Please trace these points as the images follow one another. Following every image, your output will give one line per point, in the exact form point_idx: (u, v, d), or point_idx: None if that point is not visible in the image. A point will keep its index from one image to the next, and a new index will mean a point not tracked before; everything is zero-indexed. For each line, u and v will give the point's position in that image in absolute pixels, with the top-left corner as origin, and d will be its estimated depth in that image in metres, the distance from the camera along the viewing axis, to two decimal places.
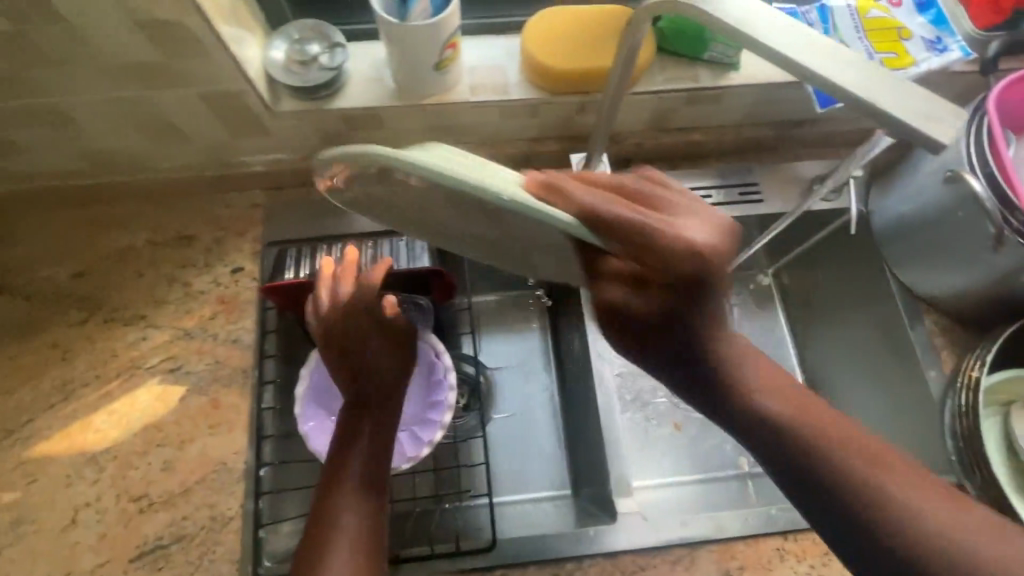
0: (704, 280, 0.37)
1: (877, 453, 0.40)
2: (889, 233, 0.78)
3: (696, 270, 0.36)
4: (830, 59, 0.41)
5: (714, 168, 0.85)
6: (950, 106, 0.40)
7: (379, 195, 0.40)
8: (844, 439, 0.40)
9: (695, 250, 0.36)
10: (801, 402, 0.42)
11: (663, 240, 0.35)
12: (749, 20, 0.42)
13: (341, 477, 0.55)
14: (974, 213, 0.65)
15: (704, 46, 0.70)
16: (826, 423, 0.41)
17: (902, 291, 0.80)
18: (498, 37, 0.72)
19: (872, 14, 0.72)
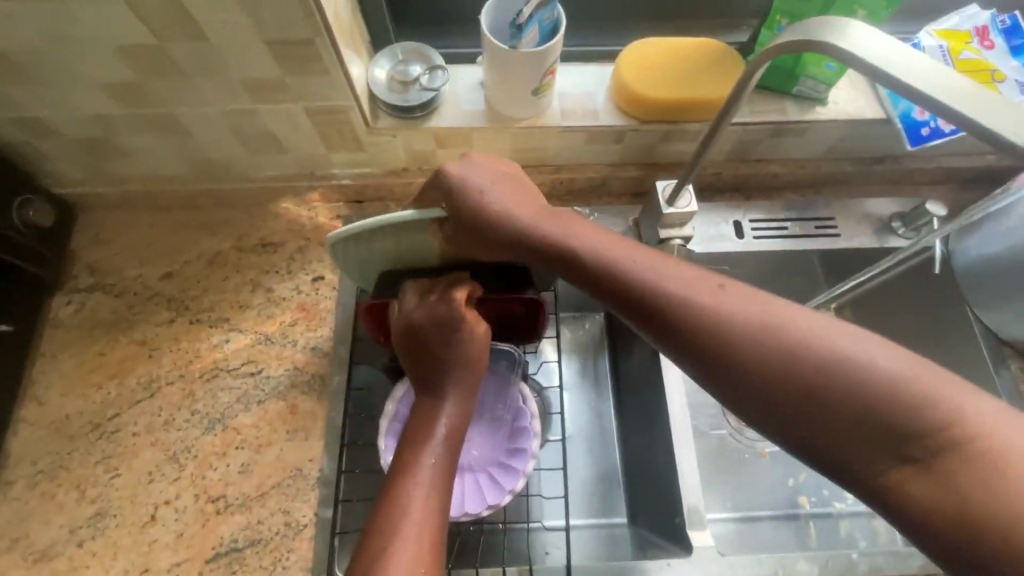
0: (467, 181, 0.59)
1: (766, 312, 0.44)
2: (976, 275, 0.77)
3: (480, 179, 0.60)
4: (973, 98, 0.40)
5: (790, 200, 0.84)
6: None
7: (366, 260, 0.65)
8: (734, 312, 0.45)
9: (447, 172, 0.60)
10: (688, 285, 0.48)
11: (442, 175, 0.60)
12: (886, 57, 0.42)
13: (406, 477, 0.54)
14: None
15: (796, 81, 0.71)
16: (722, 306, 0.45)
17: (984, 332, 0.78)
18: (590, 64, 0.74)
19: (964, 56, 0.72)
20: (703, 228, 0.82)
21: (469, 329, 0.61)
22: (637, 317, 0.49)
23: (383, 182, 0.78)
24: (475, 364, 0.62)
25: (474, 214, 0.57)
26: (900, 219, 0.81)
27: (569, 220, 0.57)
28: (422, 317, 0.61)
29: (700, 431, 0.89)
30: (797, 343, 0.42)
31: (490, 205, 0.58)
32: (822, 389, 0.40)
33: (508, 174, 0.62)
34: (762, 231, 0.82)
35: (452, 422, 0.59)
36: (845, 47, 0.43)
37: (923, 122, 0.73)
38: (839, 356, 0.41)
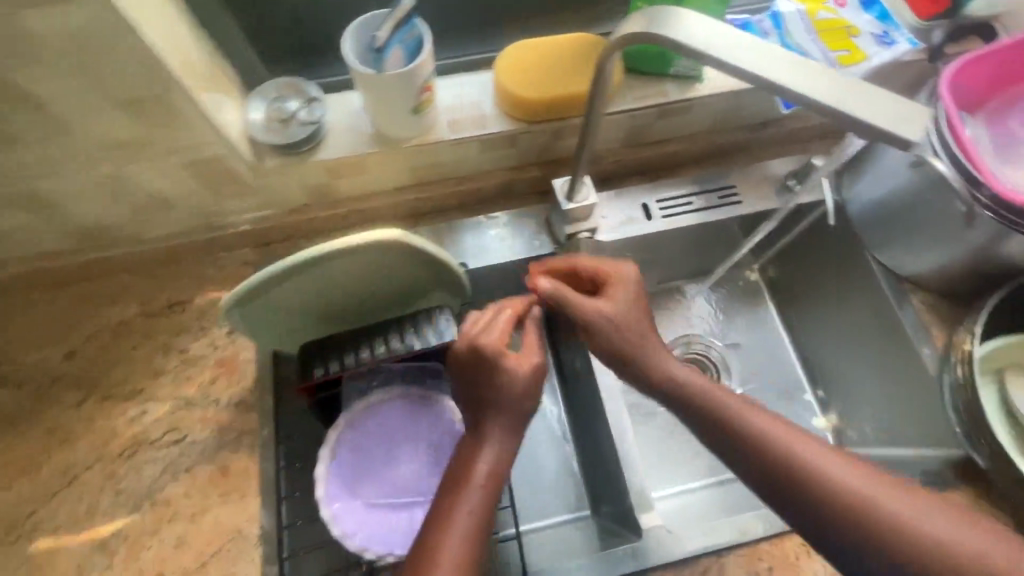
0: (631, 292, 0.64)
1: (842, 464, 0.51)
2: (868, 220, 0.81)
3: (625, 292, 0.64)
4: (801, 70, 0.43)
5: (692, 175, 0.87)
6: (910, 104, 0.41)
7: (267, 313, 0.66)
8: (805, 455, 0.52)
9: (620, 277, 0.65)
10: (773, 432, 0.53)
11: (618, 272, 0.65)
12: (705, 41, 0.44)
13: (445, 523, 0.54)
14: (941, 194, 0.69)
15: (669, 63, 0.74)
16: (801, 451, 0.52)
17: (886, 273, 0.81)
18: (470, 73, 0.74)
19: (821, 16, 0.76)
20: (612, 213, 0.83)
21: (524, 364, 0.61)
22: (716, 438, 0.56)
23: (286, 222, 0.76)
24: (522, 400, 0.61)
25: (626, 330, 0.62)
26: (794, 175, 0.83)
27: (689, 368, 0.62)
28: (490, 338, 0.61)
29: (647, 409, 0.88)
30: (849, 487, 0.49)
31: (640, 327, 0.63)
32: (881, 530, 0.47)
33: (643, 293, 0.65)
34: (670, 209, 0.84)
35: (492, 471, 0.58)
36: (682, 36, 0.44)
37: None
38: (900, 515, 0.47)
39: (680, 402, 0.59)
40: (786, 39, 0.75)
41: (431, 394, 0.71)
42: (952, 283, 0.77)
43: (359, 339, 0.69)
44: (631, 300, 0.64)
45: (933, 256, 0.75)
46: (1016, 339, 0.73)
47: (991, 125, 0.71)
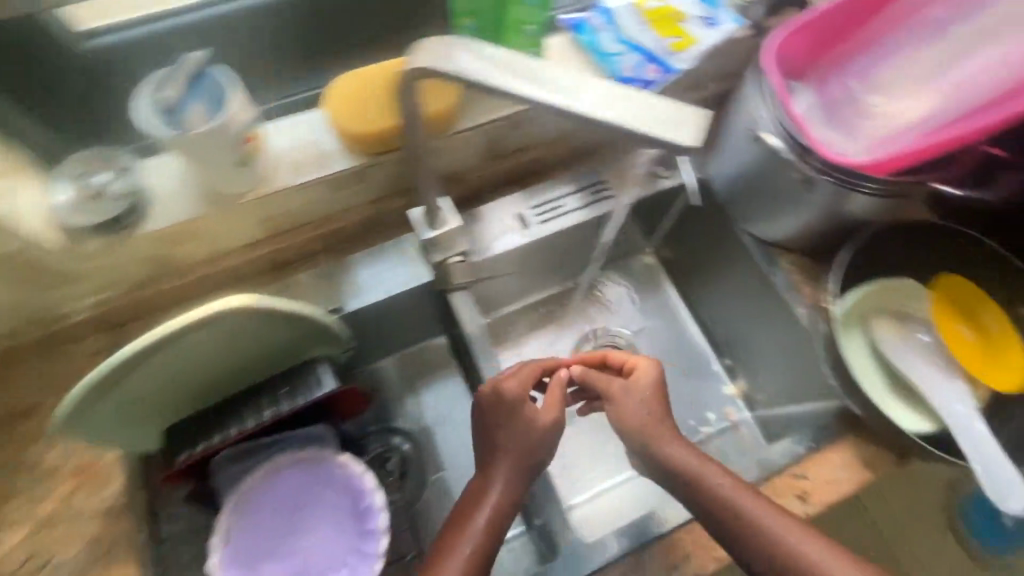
0: (656, 381, 0.73)
1: (805, 539, 0.58)
2: (730, 195, 0.83)
3: (646, 380, 0.72)
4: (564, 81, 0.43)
5: (562, 177, 0.87)
6: (689, 108, 0.42)
7: (117, 418, 0.59)
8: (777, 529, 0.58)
9: (644, 368, 0.73)
10: (756, 509, 0.60)
11: (643, 362, 0.74)
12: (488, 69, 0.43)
13: (443, 561, 0.60)
14: (779, 164, 0.72)
15: None
16: (773, 525, 0.59)
17: (757, 242, 0.84)
18: (300, 114, 0.70)
19: (649, 6, 0.76)
20: (489, 229, 0.82)
21: (545, 416, 0.69)
22: (692, 503, 0.63)
23: (131, 301, 0.70)
24: (535, 449, 0.67)
25: (650, 410, 0.70)
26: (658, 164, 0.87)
27: (699, 453, 0.66)
28: (515, 386, 0.69)
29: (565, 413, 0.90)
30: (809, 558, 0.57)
31: (662, 410, 0.71)
32: None
33: (664, 384, 0.73)
34: (544, 215, 0.84)
35: (494, 514, 0.63)
36: (446, 66, 0.44)
37: (632, 77, 0.73)
38: None
39: (667, 473, 0.66)
40: (619, 33, 0.74)
41: (325, 453, 0.67)
42: (811, 243, 0.81)
43: (227, 417, 0.65)
44: (656, 389, 0.72)
45: (789, 222, 0.78)
46: (874, 286, 0.78)
47: (819, 88, 0.73)
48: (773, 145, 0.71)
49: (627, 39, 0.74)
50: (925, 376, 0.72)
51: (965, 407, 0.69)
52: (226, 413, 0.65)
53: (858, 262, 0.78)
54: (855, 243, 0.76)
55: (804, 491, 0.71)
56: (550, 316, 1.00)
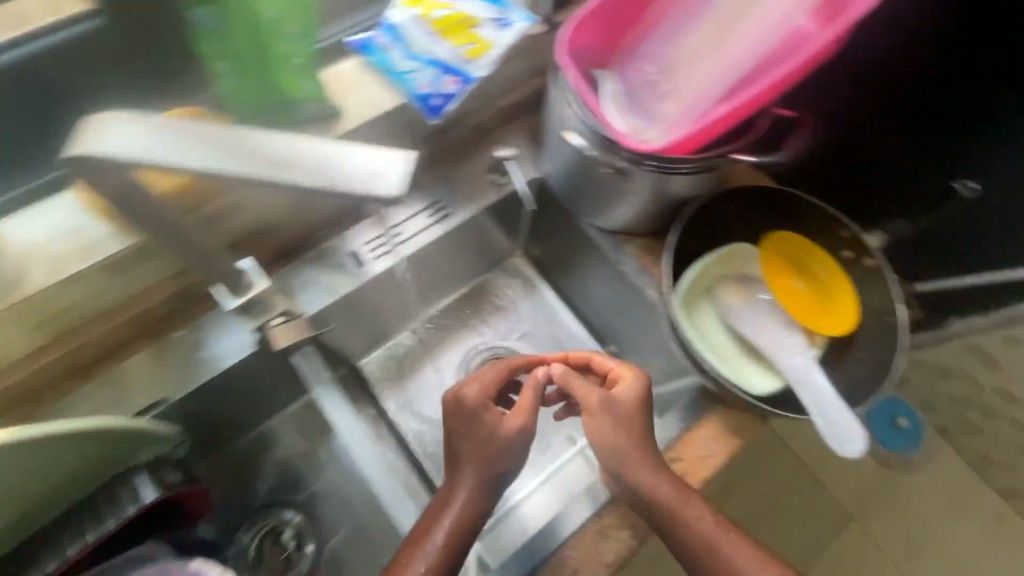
0: (639, 393, 0.67)
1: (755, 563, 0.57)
2: (565, 193, 0.82)
3: (629, 392, 0.67)
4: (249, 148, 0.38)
5: (394, 203, 0.83)
6: (390, 151, 0.38)
7: None
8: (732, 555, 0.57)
9: (629, 377, 0.68)
10: (721, 538, 0.58)
11: (626, 370, 0.69)
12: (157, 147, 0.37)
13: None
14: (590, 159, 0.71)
15: (294, 109, 0.65)
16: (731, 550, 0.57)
17: (601, 233, 0.83)
18: (49, 201, 0.61)
19: (436, 15, 0.71)
20: (324, 276, 0.77)
21: (511, 420, 0.65)
22: (662, 529, 0.60)
23: None
24: (496, 459, 0.62)
25: (627, 419, 0.65)
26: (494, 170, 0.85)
27: (676, 483, 0.62)
28: (476, 391, 0.67)
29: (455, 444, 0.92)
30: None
31: (643, 421, 0.66)
32: None
33: (648, 400, 0.67)
34: (382, 248, 0.80)
35: (451, 532, 0.58)
36: (105, 151, 0.37)
37: (430, 93, 0.69)
38: None
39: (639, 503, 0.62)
40: (408, 49, 0.70)
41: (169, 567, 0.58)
42: (652, 225, 0.81)
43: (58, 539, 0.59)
44: (641, 400, 0.67)
45: (625, 210, 0.78)
46: (712, 258, 0.78)
47: (621, 74, 0.73)
48: (574, 142, 0.71)
49: (416, 54, 0.70)
50: (771, 338, 0.75)
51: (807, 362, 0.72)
52: (59, 532, 0.60)
53: (691, 238, 0.79)
54: (682, 220, 0.77)
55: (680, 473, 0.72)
56: (431, 343, 1.00)
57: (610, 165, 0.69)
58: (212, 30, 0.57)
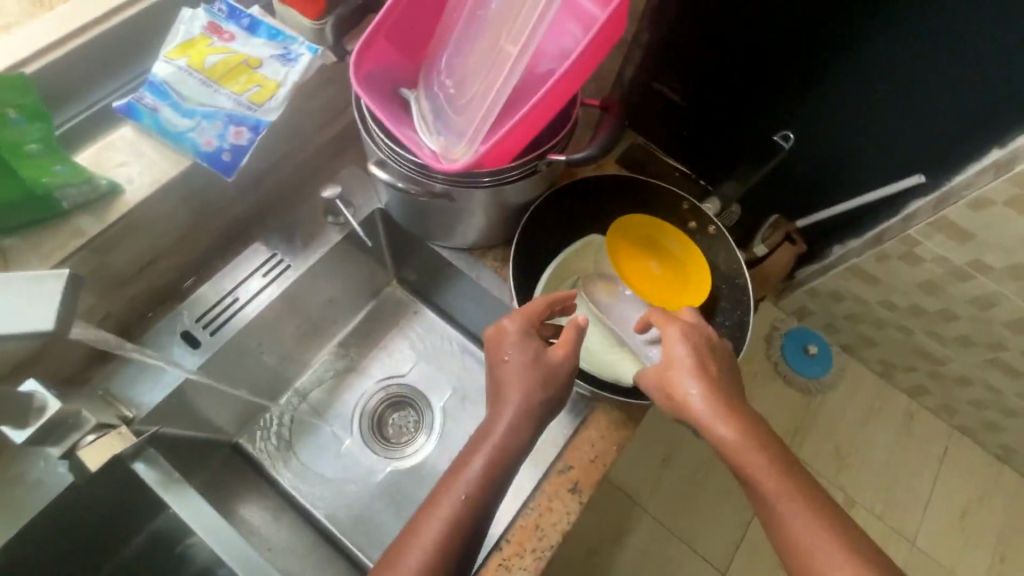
0: (690, 342, 0.63)
1: (796, 501, 0.56)
2: (406, 220, 0.78)
3: (679, 343, 0.63)
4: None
5: (223, 267, 0.77)
6: (52, 278, 0.36)
7: None
8: (776, 491, 0.56)
9: (682, 326, 0.65)
10: (773, 472, 0.57)
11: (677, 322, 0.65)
12: None
13: (438, 498, 0.57)
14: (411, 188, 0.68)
15: (51, 202, 0.57)
16: (776, 481, 0.57)
17: (453, 251, 0.81)
18: None
19: (210, 61, 0.65)
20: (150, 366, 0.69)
21: (557, 350, 0.63)
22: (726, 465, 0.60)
23: None
24: (532, 395, 0.61)
25: (677, 372, 0.62)
26: (331, 212, 0.80)
27: (744, 428, 0.59)
28: (523, 322, 0.65)
29: (362, 497, 0.87)
30: (793, 517, 0.55)
31: (699, 368, 0.62)
32: (801, 541, 0.54)
33: (698, 347, 0.63)
34: (216, 319, 0.73)
35: (493, 459, 0.58)
36: None
37: (217, 149, 0.63)
38: (820, 542, 0.53)
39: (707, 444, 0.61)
40: (183, 105, 0.63)
41: None
42: (501, 236, 0.79)
43: None
44: (696, 347, 0.63)
45: (466, 231, 0.76)
46: (563, 257, 0.77)
47: (427, 91, 0.68)
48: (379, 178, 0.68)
49: (194, 109, 0.63)
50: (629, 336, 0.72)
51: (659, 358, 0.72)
52: None
53: (536, 241, 0.78)
54: (523, 227, 0.76)
55: (575, 480, 0.70)
56: (319, 397, 0.93)
57: (429, 191, 0.67)
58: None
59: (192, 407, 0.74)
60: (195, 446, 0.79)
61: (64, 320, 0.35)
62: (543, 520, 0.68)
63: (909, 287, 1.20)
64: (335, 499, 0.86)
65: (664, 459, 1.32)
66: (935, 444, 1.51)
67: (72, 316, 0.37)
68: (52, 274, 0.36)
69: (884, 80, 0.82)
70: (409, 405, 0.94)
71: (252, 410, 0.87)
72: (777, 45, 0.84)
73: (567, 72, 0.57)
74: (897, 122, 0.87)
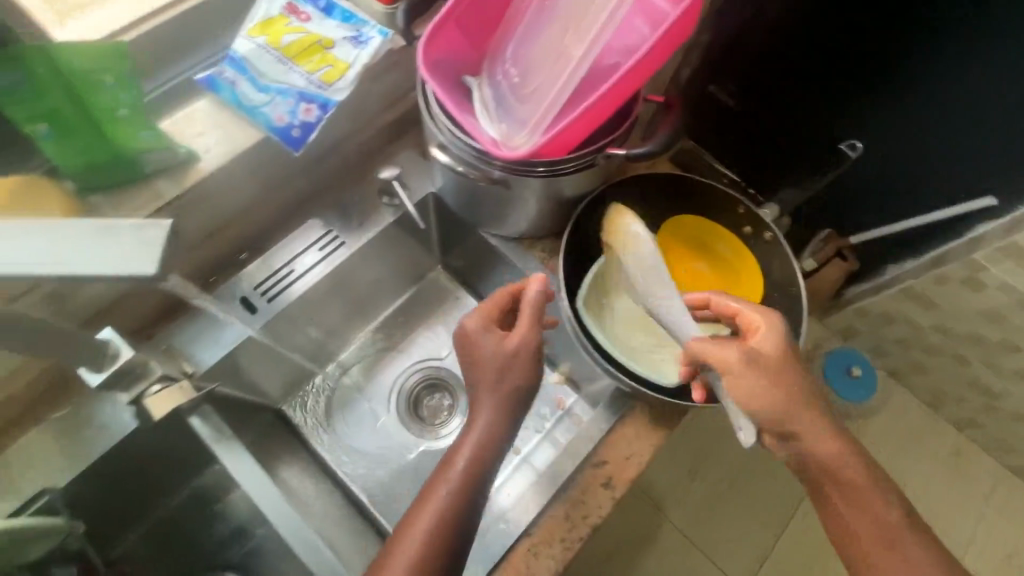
0: (783, 344, 0.59)
1: (879, 500, 0.58)
2: (459, 206, 0.79)
3: (774, 348, 0.59)
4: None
5: (283, 239, 0.80)
6: (154, 226, 0.37)
7: None
8: (860, 490, 0.58)
9: (773, 325, 0.60)
10: (856, 476, 0.59)
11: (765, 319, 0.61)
12: None
13: (423, 499, 0.59)
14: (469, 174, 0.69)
15: (138, 164, 0.61)
16: (862, 485, 0.58)
17: (502, 240, 0.81)
18: None
19: (286, 40, 0.68)
20: (211, 328, 0.73)
21: (514, 337, 0.64)
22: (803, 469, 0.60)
23: None
24: (501, 381, 0.63)
25: (781, 379, 0.57)
26: (387, 193, 0.82)
27: (833, 434, 0.59)
28: (485, 317, 0.66)
29: (395, 473, 0.89)
30: (875, 516, 0.57)
31: (797, 375, 0.59)
32: (878, 537, 0.57)
33: (788, 347, 0.60)
34: (274, 288, 0.77)
35: (474, 459, 0.60)
36: None
37: (288, 124, 0.65)
38: (895, 538, 0.57)
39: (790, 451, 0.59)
40: (259, 81, 0.66)
41: None
42: (551, 228, 0.79)
43: None
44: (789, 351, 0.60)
45: (517, 220, 0.76)
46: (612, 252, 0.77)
47: (489, 79, 0.68)
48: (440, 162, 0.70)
49: (269, 85, 0.66)
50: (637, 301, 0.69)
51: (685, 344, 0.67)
52: None
53: (587, 234, 0.78)
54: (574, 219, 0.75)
55: (609, 476, 0.70)
56: (360, 373, 0.96)
57: (486, 176, 0.67)
58: (16, 89, 0.50)
59: (243, 371, 0.78)
60: (245, 408, 0.83)
61: (162, 267, 0.36)
62: (575, 512, 0.68)
63: (971, 315, 1.14)
64: (370, 472, 0.89)
65: (694, 467, 1.30)
66: (985, 481, 1.43)
67: (168, 263, 0.37)
68: (152, 223, 0.37)
69: (963, 94, 0.78)
70: (444, 389, 0.96)
71: (296, 380, 0.91)
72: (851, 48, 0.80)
73: (634, 67, 0.57)
74: (974, 139, 0.82)
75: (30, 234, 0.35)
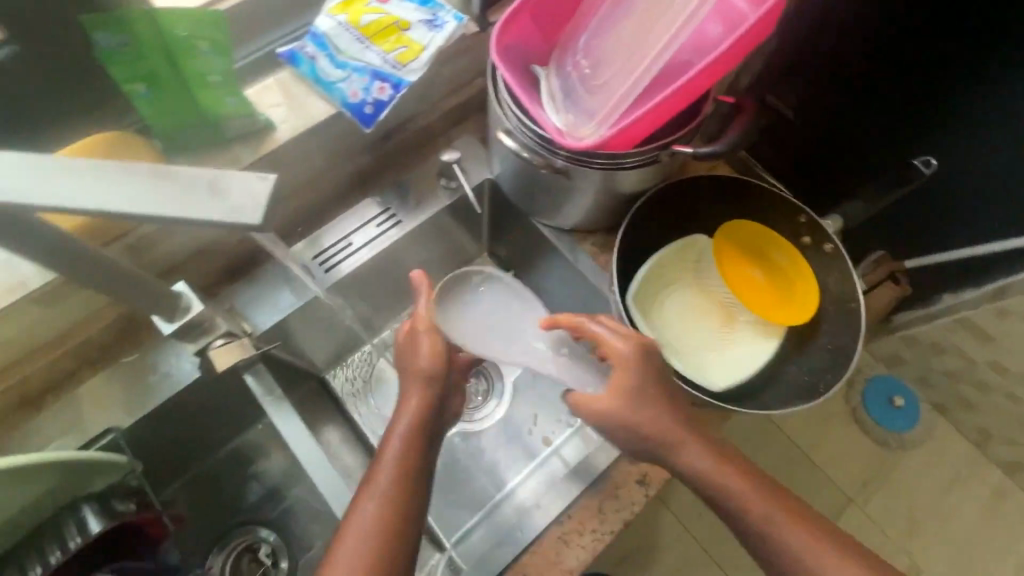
0: (630, 371, 0.61)
1: (779, 515, 0.57)
2: (514, 194, 0.80)
3: (624, 382, 0.61)
4: (103, 183, 0.37)
5: (342, 213, 0.83)
6: (260, 177, 0.39)
7: None
8: (756, 507, 0.58)
9: (627, 357, 0.62)
10: (746, 492, 0.58)
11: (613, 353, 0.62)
12: (29, 189, 0.36)
13: (357, 496, 0.57)
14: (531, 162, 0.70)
15: (221, 128, 0.64)
16: (758, 504, 0.58)
17: (554, 231, 0.82)
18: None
19: (365, 20, 0.70)
20: (270, 291, 0.76)
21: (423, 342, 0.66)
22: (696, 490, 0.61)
23: None
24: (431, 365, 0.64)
25: (639, 409, 0.61)
26: (445, 176, 0.84)
27: (710, 451, 0.60)
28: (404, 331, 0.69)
29: None
30: (775, 532, 0.57)
31: (659, 401, 0.61)
32: (789, 552, 0.56)
33: (645, 372, 0.62)
34: (332, 258, 0.80)
35: (405, 450, 0.59)
36: None
37: (361, 101, 0.68)
38: (806, 554, 0.55)
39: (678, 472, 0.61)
40: (337, 58, 0.68)
41: None
42: (604, 224, 0.79)
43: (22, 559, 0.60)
44: (646, 378, 0.61)
45: (572, 211, 0.76)
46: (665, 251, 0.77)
47: (558, 70, 0.69)
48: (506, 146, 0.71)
49: (345, 63, 0.68)
50: (500, 318, 0.71)
51: (572, 353, 0.69)
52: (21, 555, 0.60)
53: (641, 231, 0.77)
54: (631, 214, 0.75)
55: (643, 474, 0.70)
56: None
57: (548, 164, 0.68)
58: (123, 51, 0.54)
59: (295, 336, 0.81)
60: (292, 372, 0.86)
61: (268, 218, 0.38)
62: (606, 505, 0.69)
63: None
64: None
65: None
66: None
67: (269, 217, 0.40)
68: (260, 176, 0.39)
69: None
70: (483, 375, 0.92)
71: (340, 351, 0.94)
72: (936, 63, 0.77)
73: (709, 66, 0.57)
74: None
75: (147, 175, 0.38)
